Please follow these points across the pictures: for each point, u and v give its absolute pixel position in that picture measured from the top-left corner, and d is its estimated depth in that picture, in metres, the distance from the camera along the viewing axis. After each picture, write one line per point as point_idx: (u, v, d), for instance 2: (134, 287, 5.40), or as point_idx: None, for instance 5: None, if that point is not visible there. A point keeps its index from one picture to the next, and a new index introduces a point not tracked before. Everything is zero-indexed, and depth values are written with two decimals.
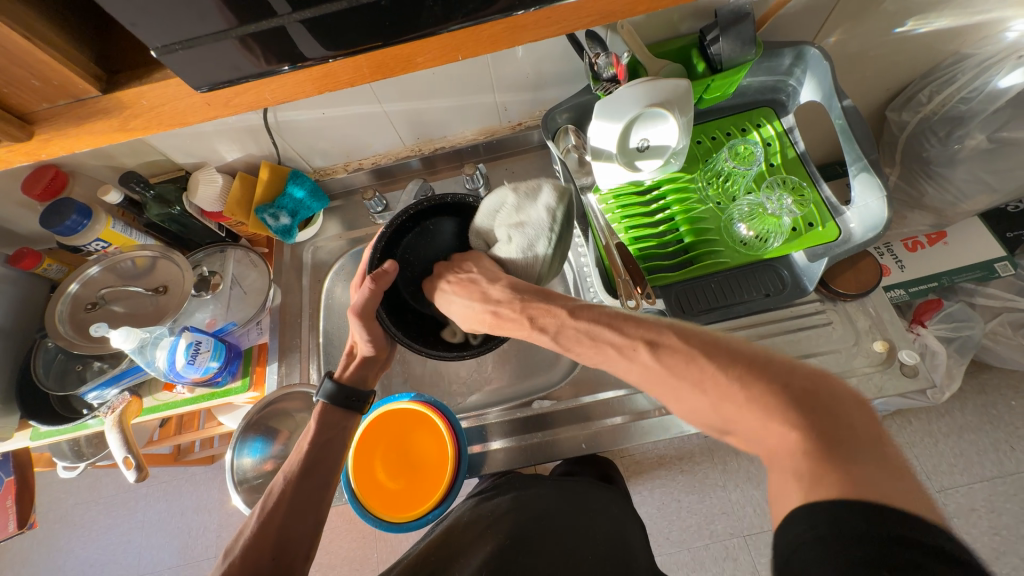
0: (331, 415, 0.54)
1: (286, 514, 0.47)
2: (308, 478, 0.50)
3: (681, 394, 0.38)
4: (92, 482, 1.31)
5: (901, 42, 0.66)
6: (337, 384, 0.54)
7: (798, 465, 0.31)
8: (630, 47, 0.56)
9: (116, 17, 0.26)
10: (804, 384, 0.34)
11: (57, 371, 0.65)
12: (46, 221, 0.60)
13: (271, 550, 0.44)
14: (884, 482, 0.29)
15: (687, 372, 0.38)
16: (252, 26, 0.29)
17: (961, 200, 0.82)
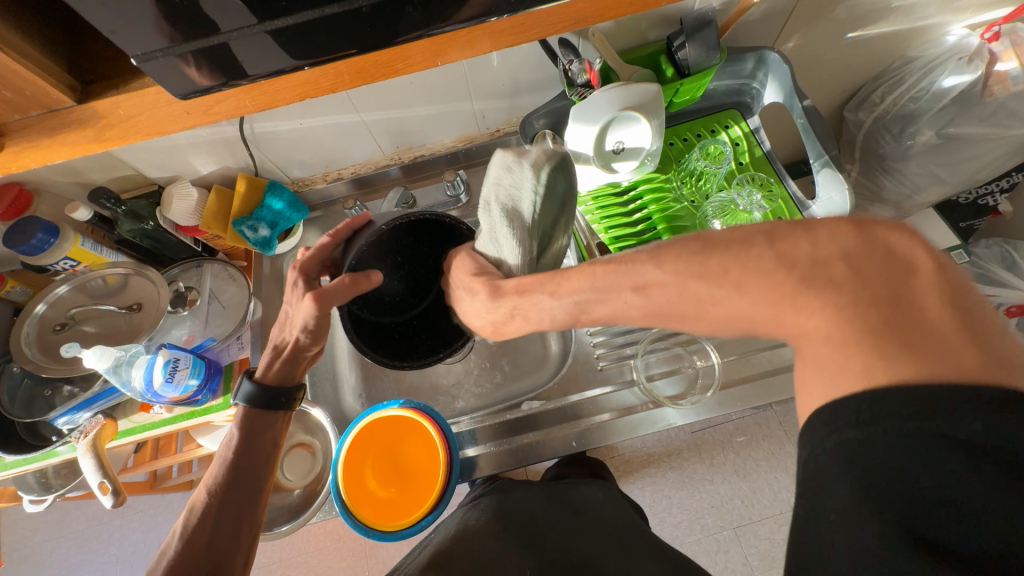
0: (257, 418, 0.52)
1: (212, 527, 0.46)
2: (233, 488, 0.48)
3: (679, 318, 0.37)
4: (61, 517, 1.24)
5: (854, 46, 0.71)
6: (258, 385, 0.52)
7: (832, 351, 0.29)
8: (601, 53, 0.59)
9: (94, 25, 0.26)
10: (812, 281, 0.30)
11: (23, 397, 0.62)
12: (9, 240, 0.58)
13: (203, 566, 0.44)
14: (933, 362, 0.26)
15: (688, 291, 0.36)
16: (196, 42, 0.28)
17: (916, 193, 0.87)
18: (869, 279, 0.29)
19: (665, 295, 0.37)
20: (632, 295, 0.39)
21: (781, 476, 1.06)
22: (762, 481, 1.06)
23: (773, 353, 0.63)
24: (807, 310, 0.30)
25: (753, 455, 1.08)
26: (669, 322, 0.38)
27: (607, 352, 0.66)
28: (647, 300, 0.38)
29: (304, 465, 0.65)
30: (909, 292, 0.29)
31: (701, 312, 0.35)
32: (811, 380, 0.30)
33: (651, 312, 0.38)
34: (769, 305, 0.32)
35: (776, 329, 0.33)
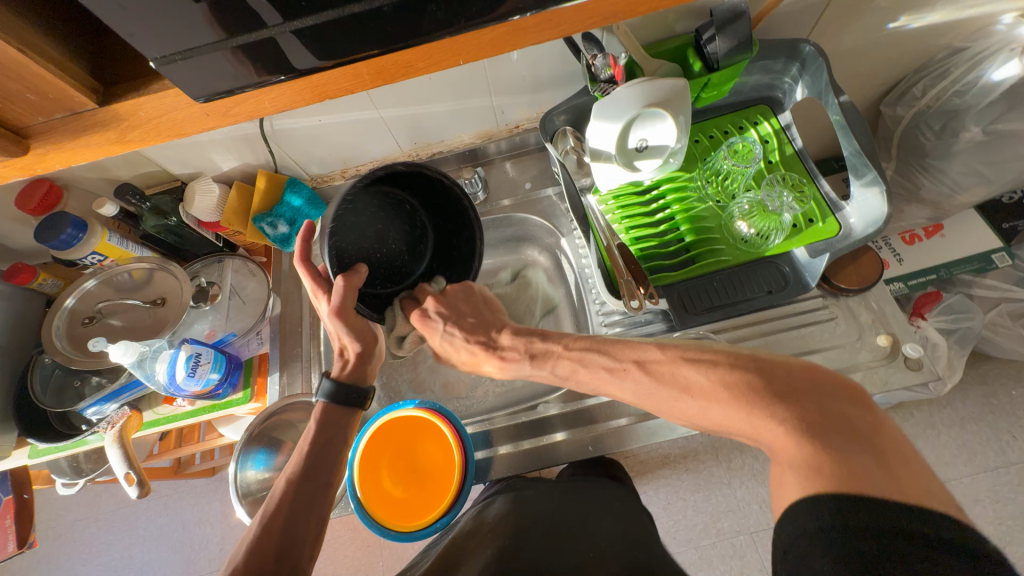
0: (334, 414, 0.53)
1: (287, 515, 0.45)
2: (309, 478, 0.48)
3: (664, 399, 0.44)
4: (92, 498, 1.30)
5: (895, 37, 0.67)
6: (335, 384, 0.53)
7: (789, 459, 0.35)
8: (627, 47, 0.56)
9: (113, 28, 0.26)
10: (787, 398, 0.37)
11: (55, 388, 0.64)
12: (41, 235, 0.59)
13: (275, 551, 0.43)
14: (881, 481, 0.31)
15: (670, 381, 0.44)
16: (240, 38, 0.28)
17: (957, 192, 0.82)
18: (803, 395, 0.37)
19: (657, 383, 0.45)
20: (629, 373, 0.47)
21: None
22: None
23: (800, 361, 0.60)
24: (769, 422, 0.37)
25: (773, 460, 1.05)
26: (659, 402, 0.45)
27: None
28: (647, 382, 0.45)
29: None
30: (841, 409, 0.36)
31: (687, 401, 0.42)
32: (786, 478, 0.35)
33: (641, 397, 0.46)
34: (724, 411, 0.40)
35: (748, 434, 0.39)
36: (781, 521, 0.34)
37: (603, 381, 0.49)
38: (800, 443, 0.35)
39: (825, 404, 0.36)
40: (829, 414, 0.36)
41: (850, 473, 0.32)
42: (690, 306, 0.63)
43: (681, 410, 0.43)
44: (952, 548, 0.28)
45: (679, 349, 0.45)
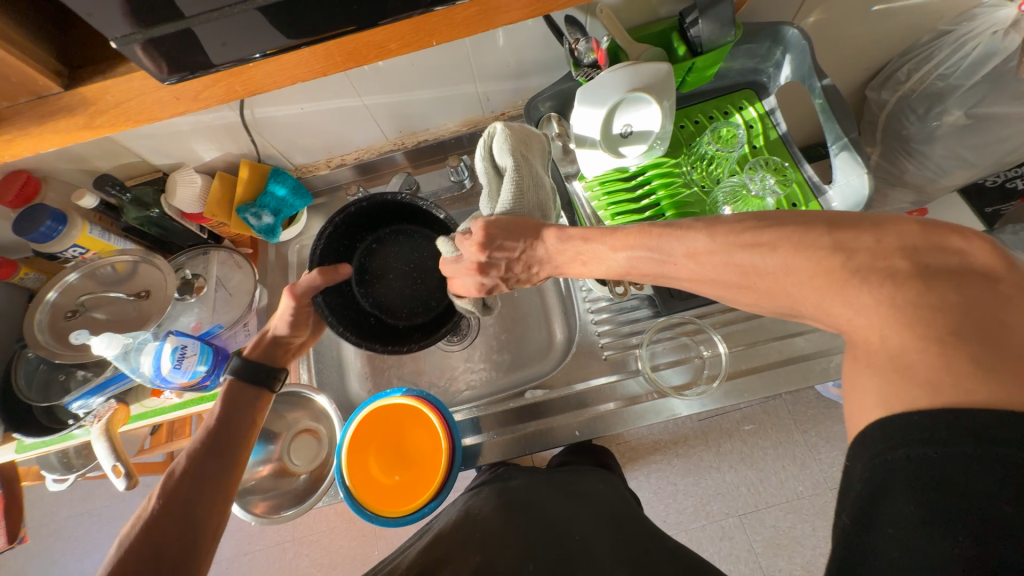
0: (242, 392, 0.53)
1: (186, 486, 0.44)
2: (214, 453, 0.47)
3: (730, 286, 0.40)
4: (85, 493, 1.30)
5: (879, 20, 0.67)
6: (246, 361, 0.54)
7: (873, 355, 0.31)
8: (609, 30, 0.56)
9: (69, 7, 0.25)
10: (882, 285, 0.31)
11: (40, 382, 0.64)
12: (19, 228, 0.58)
13: (178, 526, 0.41)
14: (983, 381, 0.27)
15: (746, 258, 0.37)
16: (198, 19, 0.27)
17: (940, 176, 0.83)
18: (933, 274, 0.31)
19: (727, 260, 0.38)
20: (693, 261, 0.41)
21: (789, 465, 1.05)
22: (769, 470, 1.05)
23: (784, 344, 0.61)
24: (859, 303, 0.32)
25: (760, 444, 1.07)
26: (721, 285, 0.40)
27: (612, 342, 0.65)
28: (708, 266, 0.40)
29: (310, 451, 0.67)
30: (999, 315, 0.29)
31: (764, 275, 0.37)
32: (866, 383, 0.31)
33: (704, 272, 0.41)
34: (808, 288, 0.35)
35: (820, 320, 0.35)
36: (855, 443, 0.31)
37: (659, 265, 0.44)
38: (895, 328, 0.30)
39: (955, 282, 0.30)
40: (972, 314, 0.29)
41: (954, 380, 0.28)
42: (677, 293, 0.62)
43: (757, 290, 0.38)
44: None
45: (733, 233, 0.38)
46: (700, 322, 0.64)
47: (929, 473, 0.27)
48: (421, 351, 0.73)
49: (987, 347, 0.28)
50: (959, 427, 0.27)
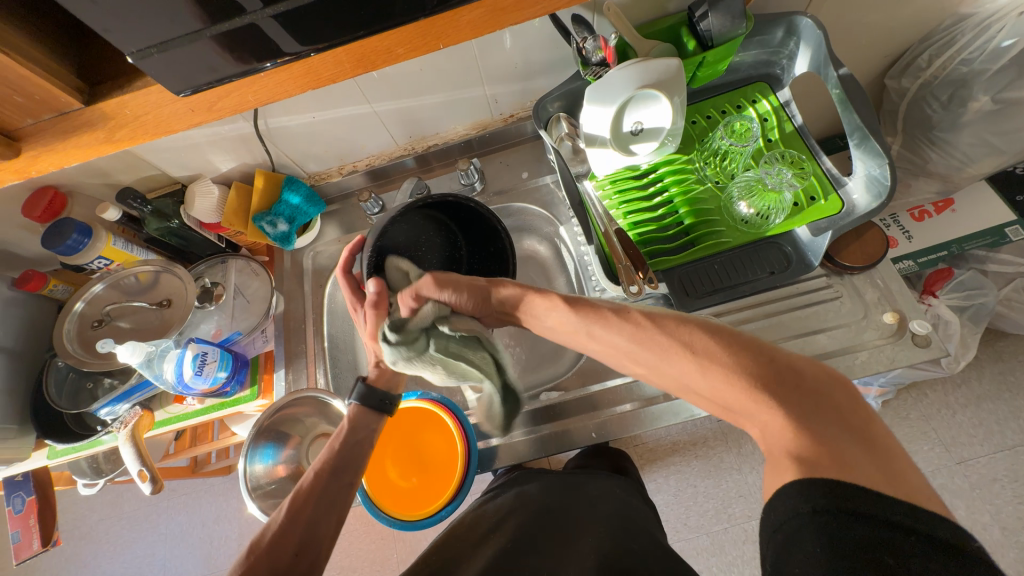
0: (364, 415, 0.52)
1: (309, 510, 0.46)
2: (336, 474, 0.48)
3: (663, 353, 0.40)
4: (114, 498, 1.33)
5: (896, 6, 0.65)
6: (370, 386, 0.53)
7: (787, 446, 0.33)
8: (617, 28, 0.55)
9: (87, 23, 0.26)
10: (778, 378, 0.35)
11: (69, 390, 0.66)
12: (47, 241, 0.61)
13: (296, 545, 0.43)
14: (862, 460, 0.31)
15: (678, 333, 0.40)
16: (226, 25, 0.28)
17: (967, 164, 0.80)
18: (794, 376, 0.35)
19: (663, 332, 0.40)
20: (631, 327, 0.42)
21: None
22: None
23: (806, 342, 0.60)
24: (757, 400, 0.35)
25: None
26: (656, 351, 0.40)
27: None
28: (653, 330, 0.41)
29: None
30: (836, 401, 0.34)
31: (690, 356, 0.38)
32: (777, 462, 0.33)
33: (636, 344, 0.42)
34: (725, 389, 0.37)
35: (739, 408, 0.36)
36: (770, 504, 0.32)
37: (597, 328, 0.44)
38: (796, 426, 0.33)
39: (821, 397, 0.34)
40: (827, 407, 0.34)
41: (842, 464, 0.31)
42: (691, 289, 0.62)
43: (680, 370, 0.39)
44: (939, 544, 0.27)
45: (658, 322, 0.41)
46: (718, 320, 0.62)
47: (843, 537, 0.28)
48: None
49: (857, 440, 0.32)
50: (850, 507, 0.29)
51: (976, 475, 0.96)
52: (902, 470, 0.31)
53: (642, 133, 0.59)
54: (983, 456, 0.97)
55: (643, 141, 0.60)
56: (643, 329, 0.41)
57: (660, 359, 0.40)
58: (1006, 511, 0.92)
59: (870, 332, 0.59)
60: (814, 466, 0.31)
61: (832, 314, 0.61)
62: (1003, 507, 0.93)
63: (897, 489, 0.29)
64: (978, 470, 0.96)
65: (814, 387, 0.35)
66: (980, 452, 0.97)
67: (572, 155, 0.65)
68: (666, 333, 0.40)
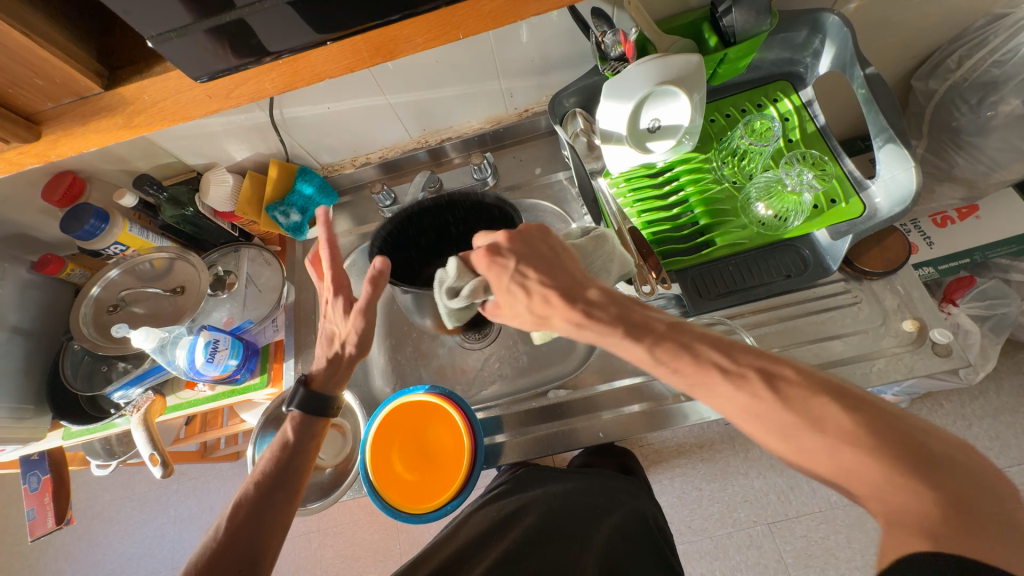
0: (303, 423, 0.54)
1: (244, 520, 0.47)
2: (273, 485, 0.50)
3: (784, 428, 0.34)
4: (126, 479, 1.37)
5: (927, 4, 0.63)
6: (308, 391, 0.54)
7: (928, 523, 0.27)
8: (637, 23, 0.54)
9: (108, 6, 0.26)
10: (926, 454, 0.29)
11: (85, 373, 0.67)
12: (66, 226, 0.61)
13: (230, 561, 0.45)
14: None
15: (807, 406, 0.34)
16: (217, 19, 0.28)
17: (994, 170, 0.78)
18: (943, 459, 0.29)
19: (787, 407, 0.34)
20: (742, 394, 0.36)
21: None
22: (801, 478, 1.01)
23: (821, 347, 0.58)
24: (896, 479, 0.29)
25: None
26: (774, 425, 0.34)
27: None
28: (775, 404, 0.34)
29: (335, 446, 0.67)
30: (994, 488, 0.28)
31: (814, 432, 0.33)
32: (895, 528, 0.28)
33: (749, 415, 0.36)
34: (855, 464, 0.31)
35: (862, 485, 0.31)
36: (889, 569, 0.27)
37: (702, 390, 0.38)
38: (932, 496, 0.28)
39: (972, 477, 0.28)
40: (980, 491, 0.28)
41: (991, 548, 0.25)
42: (704, 291, 0.61)
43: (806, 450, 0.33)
44: None
45: (806, 371, 0.36)
46: (731, 322, 0.61)
47: None
48: (444, 348, 0.73)
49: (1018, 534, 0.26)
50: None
51: None
52: None
53: (658, 129, 0.58)
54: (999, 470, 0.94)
55: (661, 137, 0.58)
56: (761, 400, 0.35)
57: (776, 433, 0.35)
58: None
59: (887, 339, 0.58)
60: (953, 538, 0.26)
61: (850, 320, 0.60)
62: None
63: None
64: None
65: (967, 471, 0.29)
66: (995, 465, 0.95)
67: (588, 151, 0.64)
68: (793, 396, 0.34)
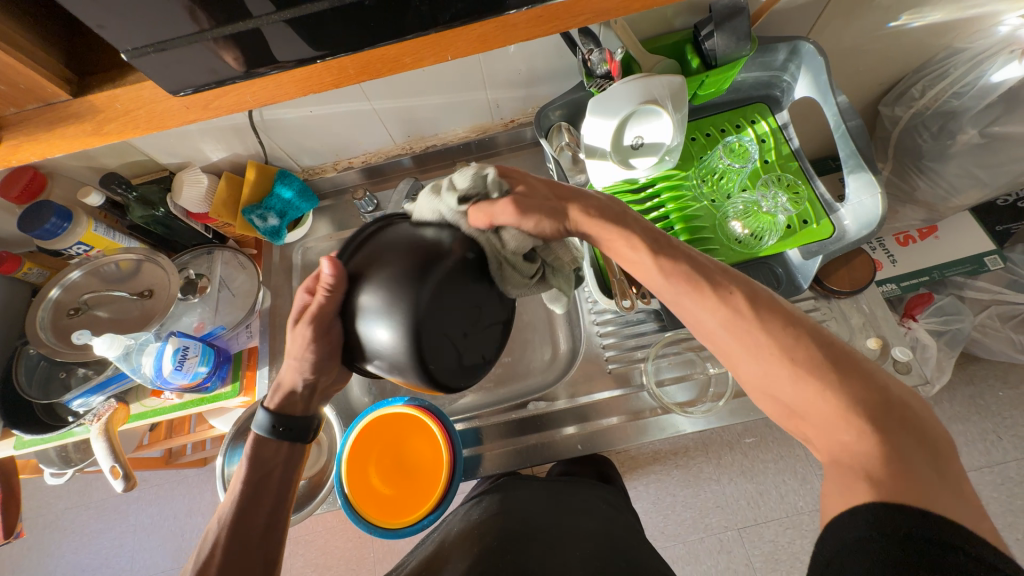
0: (265, 451, 0.48)
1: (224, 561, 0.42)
2: (246, 516, 0.45)
3: (754, 349, 0.38)
4: (83, 486, 1.30)
5: (896, 36, 0.66)
6: (270, 414, 0.48)
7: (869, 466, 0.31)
8: (624, 42, 0.55)
9: (81, 19, 0.25)
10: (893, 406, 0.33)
11: (40, 379, 0.64)
12: (24, 224, 0.58)
13: None
14: (948, 501, 0.29)
15: (779, 334, 0.37)
16: (227, 29, 0.27)
17: (952, 195, 0.83)
18: (886, 407, 0.33)
19: (764, 330, 0.38)
20: (724, 312, 0.39)
21: (791, 479, 1.04)
22: (770, 484, 1.04)
23: None
24: (852, 419, 0.33)
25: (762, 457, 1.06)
26: (745, 345, 0.38)
27: (617, 355, 0.65)
28: (755, 326, 0.38)
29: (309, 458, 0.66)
30: (918, 421, 0.33)
31: (779, 350, 0.37)
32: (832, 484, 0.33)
33: (726, 329, 0.39)
34: (817, 399, 0.35)
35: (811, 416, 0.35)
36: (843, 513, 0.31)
37: (687, 301, 0.41)
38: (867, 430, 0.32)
39: (904, 424, 0.32)
40: (911, 427, 0.32)
41: (917, 479, 0.30)
42: None
43: (768, 368, 0.37)
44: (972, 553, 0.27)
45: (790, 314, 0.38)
46: None
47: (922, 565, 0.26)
48: None
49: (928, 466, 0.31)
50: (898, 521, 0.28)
51: None
52: (984, 519, 0.29)
53: (639, 146, 0.58)
54: None
55: (643, 154, 0.59)
56: (742, 317, 0.38)
57: (744, 350, 0.38)
58: None
59: None
60: (882, 487, 0.30)
61: None
62: None
63: (948, 513, 0.28)
64: None
65: (901, 417, 0.33)
66: None
67: (572, 163, 0.65)
68: (758, 320, 0.38)
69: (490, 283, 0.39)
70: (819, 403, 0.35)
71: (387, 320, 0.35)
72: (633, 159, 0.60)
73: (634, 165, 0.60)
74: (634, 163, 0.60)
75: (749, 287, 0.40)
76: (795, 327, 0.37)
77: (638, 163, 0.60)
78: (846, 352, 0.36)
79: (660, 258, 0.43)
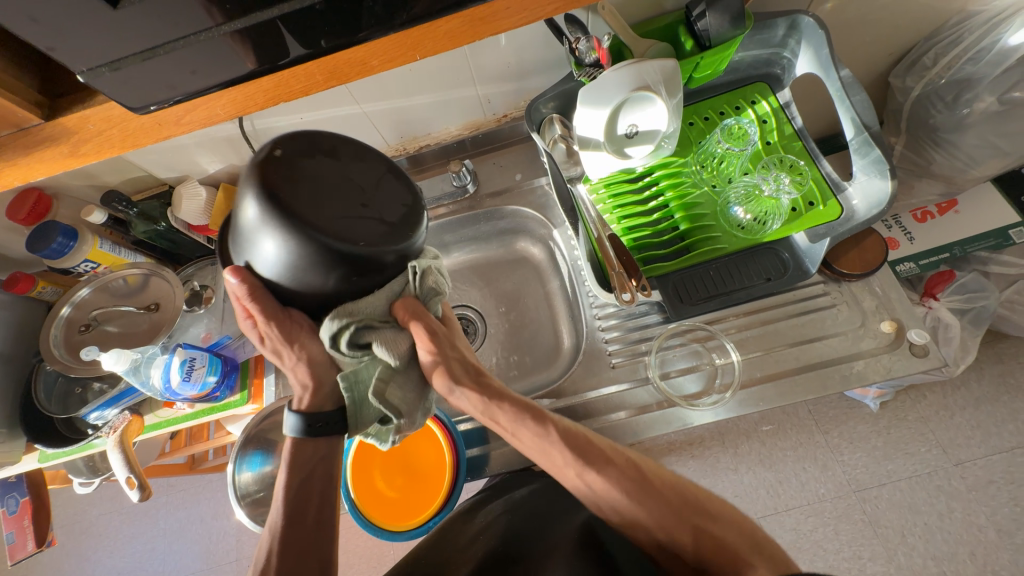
0: (303, 452, 0.47)
1: (291, 564, 0.43)
2: (297, 518, 0.45)
3: (660, 511, 0.43)
4: (114, 493, 1.35)
5: (902, 2, 0.62)
6: (302, 417, 0.46)
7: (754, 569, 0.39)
8: (613, 28, 0.54)
9: (31, 42, 0.25)
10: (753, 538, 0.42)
11: (59, 395, 0.66)
12: (34, 245, 0.60)
13: None
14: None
15: (671, 498, 0.44)
16: (180, 42, 0.27)
17: (971, 166, 0.79)
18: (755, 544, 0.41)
19: (657, 497, 0.44)
20: (625, 484, 0.44)
21: (810, 466, 1.02)
22: (789, 472, 1.02)
23: (803, 350, 0.59)
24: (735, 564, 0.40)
25: (780, 445, 1.04)
26: (648, 514, 0.43)
27: (621, 349, 0.63)
28: (652, 494, 0.44)
29: None
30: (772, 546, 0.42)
31: (671, 516, 0.43)
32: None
33: (629, 497, 0.44)
34: (711, 554, 0.41)
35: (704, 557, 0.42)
36: None
37: (589, 477, 0.45)
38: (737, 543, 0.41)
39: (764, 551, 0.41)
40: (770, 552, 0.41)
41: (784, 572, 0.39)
42: (685, 296, 0.61)
43: (667, 530, 0.43)
44: None
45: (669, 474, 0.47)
46: (711, 328, 0.62)
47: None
48: None
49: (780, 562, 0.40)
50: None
51: (973, 477, 0.95)
52: None
53: (634, 133, 0.57)
54: (981, 459, 0.96)
55: (639, 142, 0.57)
56: (639, 484, 0.45)
57: (650, 518, 0.43)
58: (1002, 513, 0.92)
59: (867, 341, 0.58)
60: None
61: (830, 322, 0.60)
62: (999, 508, 0.93)
63: None
64: (975, 472, 0.95)
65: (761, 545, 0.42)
66: (977, 454, 0.97)
67: (568, 157, 0.63)
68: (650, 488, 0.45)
69: (327, 154, 0.39)
70: (709, 548, 0.42)
71: (271, 233, 0.37)
72: (629, 147, 0.58)
73: (631, 154, 0.59)
74: (631, 152, 0.58)
75: (630, 456, 0.48)
76: (677, 492, 0.45)
77: (634, 151, 0.58)
78: (696, 491, 0.46)
79: (559, 432, 0.46)
